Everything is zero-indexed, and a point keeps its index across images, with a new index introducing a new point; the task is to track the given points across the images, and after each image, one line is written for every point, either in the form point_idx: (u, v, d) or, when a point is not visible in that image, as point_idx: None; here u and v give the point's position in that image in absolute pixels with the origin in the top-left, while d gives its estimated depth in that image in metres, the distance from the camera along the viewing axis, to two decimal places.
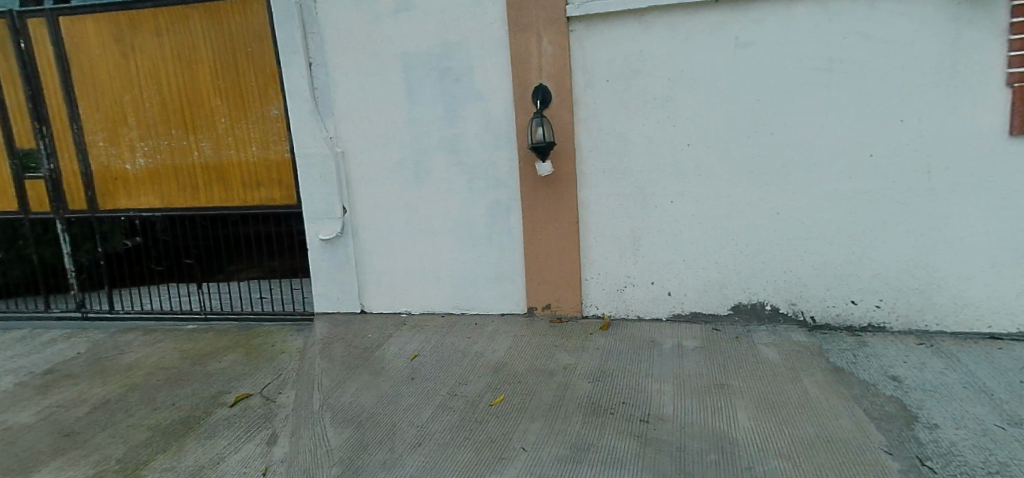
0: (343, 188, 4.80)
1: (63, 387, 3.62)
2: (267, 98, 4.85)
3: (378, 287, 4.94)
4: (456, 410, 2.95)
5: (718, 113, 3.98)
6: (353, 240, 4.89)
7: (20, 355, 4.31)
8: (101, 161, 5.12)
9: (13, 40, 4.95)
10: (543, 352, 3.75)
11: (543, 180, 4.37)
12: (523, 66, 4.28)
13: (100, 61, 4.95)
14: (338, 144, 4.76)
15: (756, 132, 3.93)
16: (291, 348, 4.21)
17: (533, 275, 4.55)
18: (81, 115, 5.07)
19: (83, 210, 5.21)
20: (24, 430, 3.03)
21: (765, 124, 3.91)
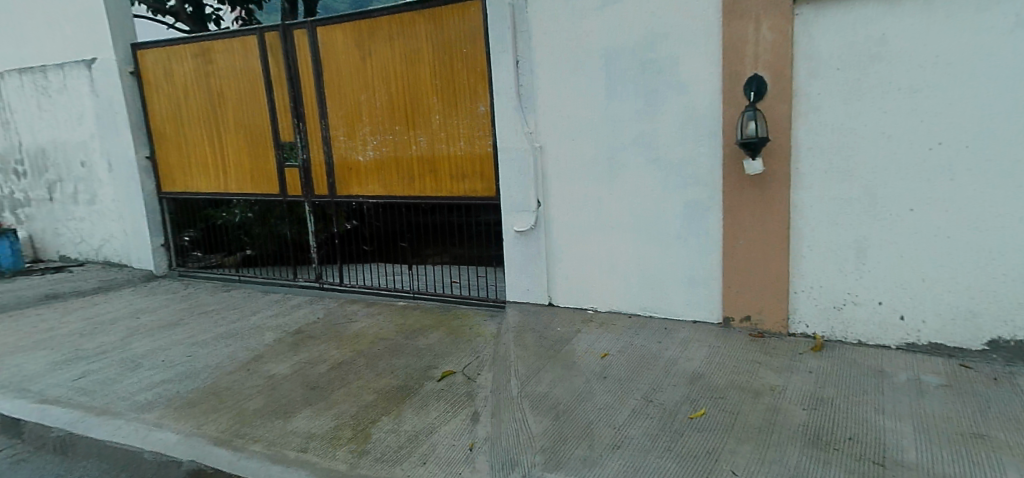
0: (540, 183, 4.94)
1: (307, 347, 4.27)
2: (476, 96, 5.18)
3: (567, 281, 5.01)
4: (654, 417, 2.87)
5: (985, 106, 3.31)
6: (546, 233, 5.01)
7: (276, 316, 5.19)
8: (340, 153, 5.92)
9: (282, 50, 5.93)
10: (745, 367, 3.48)
11: (750, 180, 4.05)
12: (736, 55, 3.99)
13: (343, 66, 5.70)
14: (537, 139, 4.90)
15: None
16: (486, 333, 4.47)
17: (732, 283, 4.25)
18: (326, 112, 5.90)
19: (324, 195, 6.08)
20: (282, 380, 3.63)
21: None
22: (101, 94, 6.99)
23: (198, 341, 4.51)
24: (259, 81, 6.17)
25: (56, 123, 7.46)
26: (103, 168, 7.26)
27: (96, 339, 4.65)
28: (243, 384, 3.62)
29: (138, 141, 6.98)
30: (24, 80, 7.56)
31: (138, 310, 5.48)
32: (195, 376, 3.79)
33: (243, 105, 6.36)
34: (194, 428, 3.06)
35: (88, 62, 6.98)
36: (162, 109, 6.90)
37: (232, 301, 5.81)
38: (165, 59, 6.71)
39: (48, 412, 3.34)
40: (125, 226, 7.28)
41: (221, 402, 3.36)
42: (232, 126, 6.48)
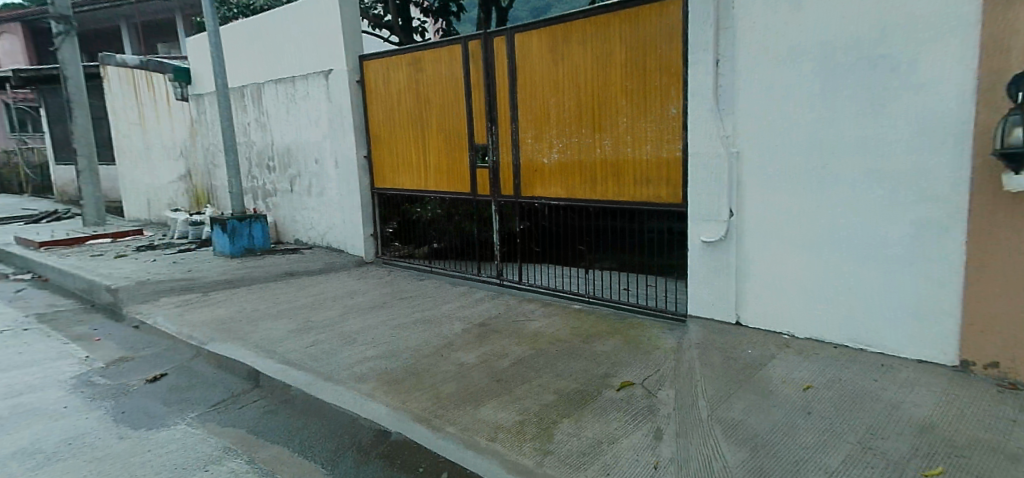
0: (733, 191, 4.60)
1: (492, 340, 4.50)
2: (667, 98, 4.99)
3: (758, 300, 4.60)
4: (874, 468, 2.50)
5: None
6: (737, 246, 4.65)
7: (463, 307, 5.56)
8: (527, 155, 6.14)
9: (483, 56, 6.32)
10: (993, 424, 2.88)
11: (1010, 198, 3.34)
12: (1001, 47, 3.32)
13: (537, 70, 5.89)
14: (734, 144, 4.57)
15: None
16: (667, 346, 4.30)
17: (976, 320, 3.56)
18: (518, 116, 6.14)
19: (510, 195, 6.35)
20: (471, 369, 3.87)
21: None
22: (334, 101, 8.11)
23: (399, 324, 5.01)
24: (461, 87, 6.66)
25: (298, 126, 8.84)
26: (330, 165, 8.42)
27: (322, 313, 5.42)
28: (437, 368, 3.92)
29: (358, 142, 7.96)
30: (277, 89, 9.07)
31: (351, 291, 6.26)
32: (397, 356, 4.21)
33: (445, 109, 6.91)
34: (400, 403, 3.39)
35: (326, 73, 8.15)
36: (379, 113, 7.79)
37: (426, 290, 6.36)
38: (384, 69, 7.57)
39: (288, 371, 3.96)
40: (344, 216, 8.38)
41: (420, 383, 3.68)
42: (434, 128, 7.08)
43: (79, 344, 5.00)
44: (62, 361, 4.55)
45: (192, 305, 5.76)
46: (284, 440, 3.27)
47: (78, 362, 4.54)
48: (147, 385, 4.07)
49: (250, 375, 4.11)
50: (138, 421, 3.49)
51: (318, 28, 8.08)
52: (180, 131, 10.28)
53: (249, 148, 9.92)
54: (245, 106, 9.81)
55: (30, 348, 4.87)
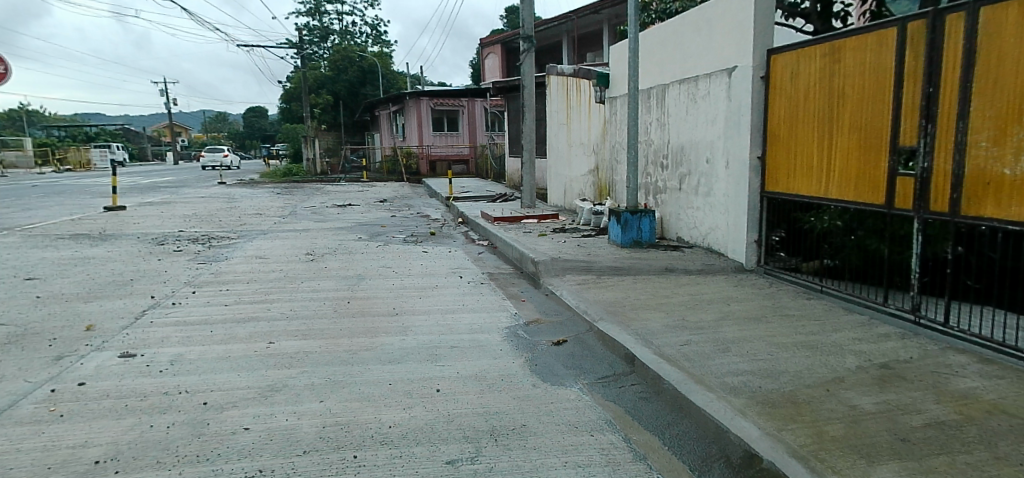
0: None
1: (898, 388, 3.77)
2: None
3: None
4: None
5: None
6: None
7: (860, 340, 4.80)
8: (978, 163, 4.79)
9: (928, 40, 5.21)
10: None
11: None
12: None
13: (1009, 53, 4.50)
14: None
15: None
16: None
17: None
18: (970, 114, 4.83)
19: (943, 213, 5.10)
20: (866, 417, 3.33)
21: None
22: (735, 99, 7.96)
23: (781, 343, 4.67)
24: (890, 78, 5.65)
25: (695, 125, 9.01)
26: (722, 165, 8.34)
27: (699, 314, 5.48)
28: (822, 404, 3.51)
29: (755, 142, 7.64)
30: (681, 90, 9.42)
31: (729, 297, 6.12)
32: (775, 377, 3.94)
33: (865, 105, 5.98)
34: (776, 430, 3.17)
35: (730, 70, 8.05)
36: (781, 110, 7.28)
37: (814, 312, 5.72)
38: (794, 62, 7.01)
39: (664, 364, 4.16)
40: (730, 219, 8.20)
41: (800, 415, 3.37)
42: (846, 128, 6.22)
43: (511, 301, 6.33)
44: (500, 312, 5.85)
45: (589, 285, 6.59)
46: (657, 430, 3.46)
47: (510, 316, 5.76)
48: (553, 347, 4.87)
49: (629, 359, 4.49)
50: (545, 376, 4.22)
51: (728, 25, 8.03)
52: (594, 129, 11.76)
53: (648, 146, 10.64)
54: (649, 106, 10.55)
55: (483, 298, 6.41)
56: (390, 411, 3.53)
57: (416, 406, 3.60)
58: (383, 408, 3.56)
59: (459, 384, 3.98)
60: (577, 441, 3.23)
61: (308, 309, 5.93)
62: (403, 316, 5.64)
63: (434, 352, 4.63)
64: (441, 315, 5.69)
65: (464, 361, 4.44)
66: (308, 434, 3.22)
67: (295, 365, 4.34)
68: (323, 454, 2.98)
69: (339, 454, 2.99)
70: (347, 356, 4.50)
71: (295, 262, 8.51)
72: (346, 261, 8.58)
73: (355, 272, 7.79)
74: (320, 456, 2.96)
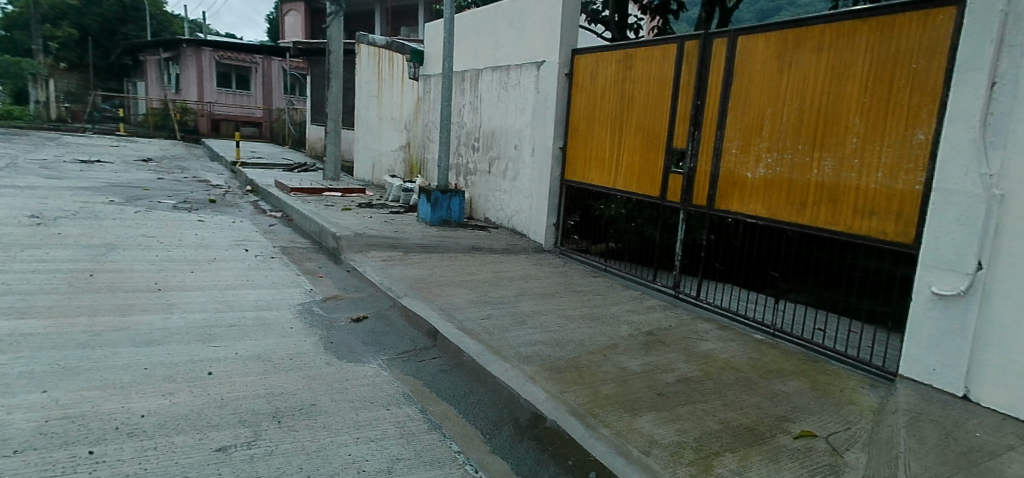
0: (989, 240, 3.72)
1: (661, 351, 4.35)
2: (915, 120, 4.28)
3: (1000, 374, 3.67)
4: None
5: None
6: (982, 306, 3.75)
7: (634, 312, 5.44)
8: (729, 166, 5.73)
9: (699, 59, 6.05)
10: None
11: None
12: None
13: (757, 77, 5.46)
14: (999, 185, 3.69)
15: None
16: (863, 403, 3.74)
17: None
18: (726, 125, 5.76)
19: (702, 206, 6.00)
20: (633, 376, 3.79)
21: None
22: (542, 91, 8.42)
23: (571, 315, 5.09)
24: (669, 89, 6.45)
25: (505, 112, 9.35)
26: (528, 151, 8.78)
27: (500, 290, 5.71)
28: (600, 367, 3.91)
29: (557, 133, 8.17)
30: (493, 76, 9.68)
31: (528, 275, 6.50)
32: (562, 346, 4.28)
33: (648, 110, 6.74)
34: (559, 392, 3.44)
35: (538, 64, 8.50)
36: (581, 107, 7.89)
37: (599, 288, 6.34)
38: (594, 63, 7.63)
39: (463, 337, 4.26)
40: (532, 202, 8.71)
41: (582, 378, 3.70)
42: (633, 129, 6.96)
43: (307, 278, 5.94)
44: (293, 288, 5.45)
45: (394, 262, 6.48)
46: (451, 399, 3.53)
47: (304, 292, 5.41)
48: (352, 323, 4.69)
49: (429, 333, 4.51)
50: (340, 353, 4.03)
51: (540, 20, 8.43)
52: (405, 105, 11.57)
53: (459, 128, 10.79)
54: (462, 90, 10.68)
55: (273, 273, 5.92)
56: (144, 398, 3.07)
57: (179, 392, 3.17)
58: (135, 396, 3.08)
59: (235, 365, 3.61)
60: (370, 416, 3.14)
61: (35, 283, 4.87)
62: (171, 292, 4.95)
63: (208, 331, 4.15)
64: (219, 291, 5.11)
65: (244, 340, 4.04)
66: (22, 431, 2.64)
67: (8, 350, 3.52)
68: (45, 454, 2.47)
69: (70, 451, 2.51)
70: (87, 339, 3.79)
71: (18, 227, 6.91)
72: (97, 228, 7.24)
73: (108, 241, 6.62)
74: (38, 456, 2.45)
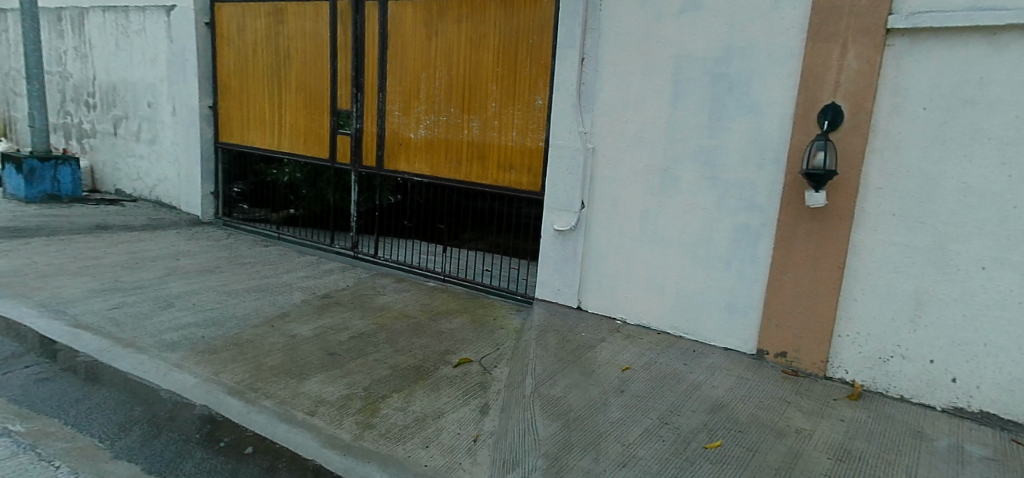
0: (587, 183, 4.71)
1: (332, 312, 4.33)
2: (536, 88, 5.07)
3: (602, 287, 4.74)
4: (667, 440, 2.80)
5: None
6: (586, 236, 4.77)
7: (306, 277, 5.28)
8: (393, 127, 5.93)
9: (353, 20, 5.99)
10: (771, 404, 3.31)
11: (810, 212, 3.67)
12: (815, 82, 3.63)
13: (409, 42, 5.70)
14: (591, 139, 4.68)
15: None
16: (510, 327, 4.42)
17: (771, 315, 3.89)
18: (386, 87, 5.90)
19: (371, 166, 6.10)
20: (302, 342, 3.68)
21: None
22: (177, 41, 7.26)
23: (231, 290, 4.65)
24: (326, 48, 6.25)
25: (131, 63, 7.79)
26: (168, 110, 7.52)
27: (138, 273, 4.86)
28: (264, 339, 3.68)
29: (203, 90, 7.18)
30: (108, 19, 7.92)
31: (178, 252, 5.68)
32: (219, 324, 3.88)
33: (307, 69, 6.44)
34: (212, 374, 3.13)
35: (169, 9, 7.28)
36: (230, 62, 7.07)
37: (267, 257, 5.94)
38: (240, 14, 6.88)
39: (80, 336, 3.50)
40: (180, 170, 7.55)
41: (241, 354, 3.43)
42: (293, 88, 6.58)
43: None
44: None
45: None
46: (60, 410, 2.87)
47: None
48: None
49: (26, 337, 3.57)
50: None
51: None
52: None
53: (66, 80, 8.58)
54: (64, 31, 8.47)
55: None
56: None
57: None
58: None
59: None
60: None
61: None
62: None
63: None
64: None
65: None
66: None
67: None
68: None
69: None
70: None
71: None
72: None
73: None
74: None
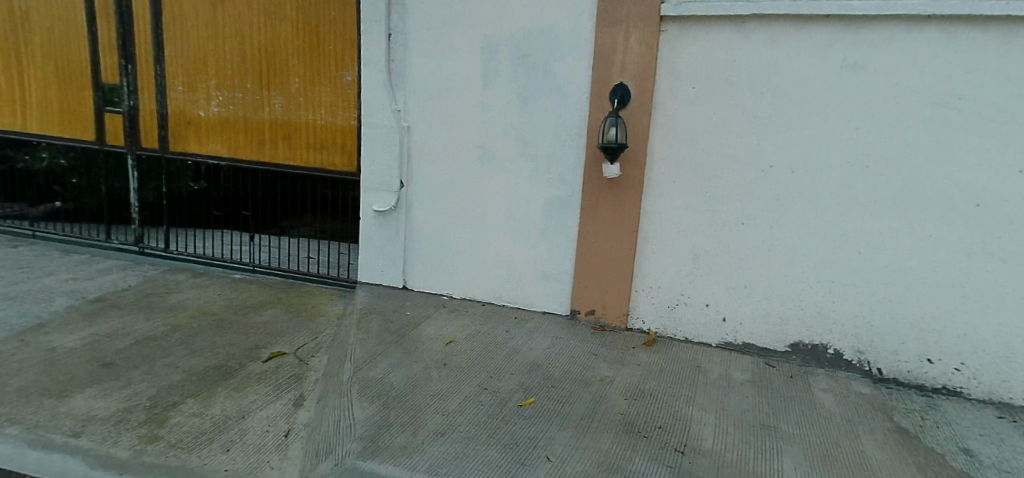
0: (404, 162, 4.63)
1: (111, 316, 3.76)
2: (342, 64, 4.82)
3: (425, 265, 4.72)
4: (485, 405, 2.95)
5: (830, 139, 3.42)
6: (406, 215, 4.70)
7: (76, 280, 4.50)
8: (178, 105, 5.25)
9: None
10: (582, 358, 3.59)
11: (608, 183, 4.00)
12: (607, 63, 3.93)
13: (191, 9, 5.06)
14: (404, 118, 4.59)
15: (870, 165, 3.35)
16: (329, 313, 4.20)
17: (581, 279, 4.19)
18: (166, 59, 5.19)
19: (154, 148, 5.36)
20: (68, 354, 3.14)
21: (879, 150, 3.32)
22: None
23: None
24: (81, 11, 5.29)
25: None
26: None
27: None
28: (14, 356, 3.07)
29: None
30: None
31: None
32: None
33: (58, 35, 5.41)
34: None
35: None
36: None
37: (21, 259, 4.95)
38: None
39: None
40: None
41: None
42: (41, 58, 5.49)
43: None
44: None
45: None
46: None
47: None
48: None
49: None
50: None
51: None
52: None
53: None
54: None
55: None
56: None
57: None
58: None
59: None
60: None
61: None
62: None
63: None
64: None
65: None
66: None
67: None
68: None
69: None
70: None
71: None
72: None
73: None
74: None
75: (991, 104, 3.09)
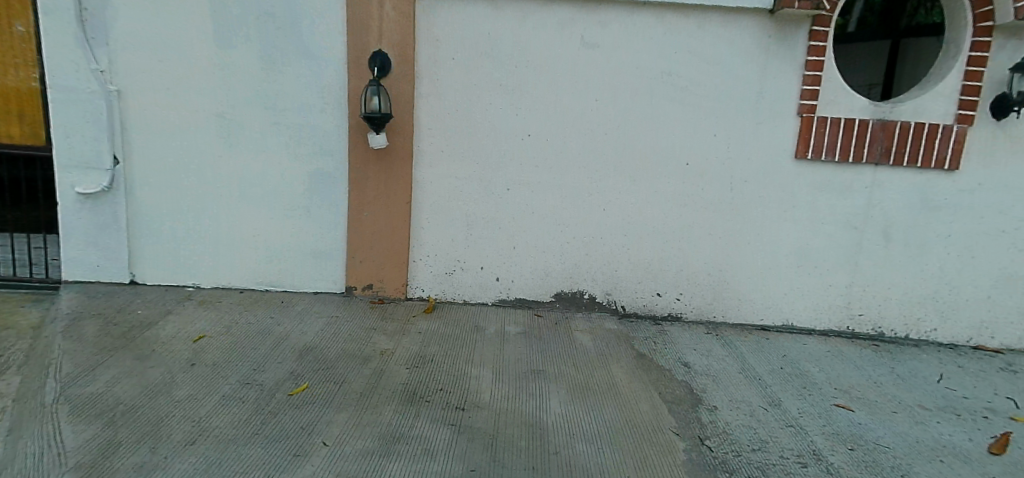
0: (119, 133, 3.79)
1: None
2: (8, 10, 3.69)
3: (162, 255, 3.96)
4: (246, 401, 2.61)
5: (577, 108, 3.77)
6: (128, 198, 3.87)
7: None
8: None
9: None
10: (359, 334, 3.41)
11: (375, 153, 3.83)
12: (362, 28, 3.72)
13: None
14: (112, 81, 3.74)
15: (610, 133, 3.79)
16: (21, 324, 3.26)
17: (354, 253, 3.96)
18: None
19: None
20: None
21: (615, 119, 3.78)
22: None
23: None
24: None
25: None
26: None
27: None
28: None
29: None
30: None
31: None
32: None
33: None
34: None
35: None
36: None
37: None
38: None
39: None
40: None
41: None
42: None
43: None
44: None
45: None
46: None
47: None
48: None
49: None
50: None
51: None
52: None
53: None
54: None
55: None
56: None
57: None
58: None
59: None
60: None
61: None
62: None
63: None
64: None
65: None
66: None
67: None
68: None
69: None
70: None
71: None
72: None
73: None
74: None
75: (746, 80, 3.69)
